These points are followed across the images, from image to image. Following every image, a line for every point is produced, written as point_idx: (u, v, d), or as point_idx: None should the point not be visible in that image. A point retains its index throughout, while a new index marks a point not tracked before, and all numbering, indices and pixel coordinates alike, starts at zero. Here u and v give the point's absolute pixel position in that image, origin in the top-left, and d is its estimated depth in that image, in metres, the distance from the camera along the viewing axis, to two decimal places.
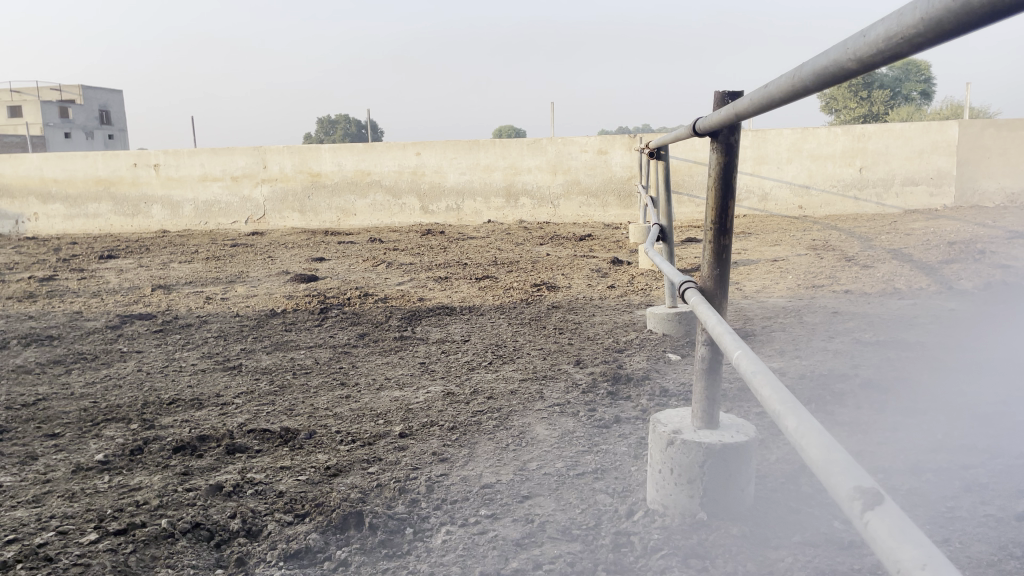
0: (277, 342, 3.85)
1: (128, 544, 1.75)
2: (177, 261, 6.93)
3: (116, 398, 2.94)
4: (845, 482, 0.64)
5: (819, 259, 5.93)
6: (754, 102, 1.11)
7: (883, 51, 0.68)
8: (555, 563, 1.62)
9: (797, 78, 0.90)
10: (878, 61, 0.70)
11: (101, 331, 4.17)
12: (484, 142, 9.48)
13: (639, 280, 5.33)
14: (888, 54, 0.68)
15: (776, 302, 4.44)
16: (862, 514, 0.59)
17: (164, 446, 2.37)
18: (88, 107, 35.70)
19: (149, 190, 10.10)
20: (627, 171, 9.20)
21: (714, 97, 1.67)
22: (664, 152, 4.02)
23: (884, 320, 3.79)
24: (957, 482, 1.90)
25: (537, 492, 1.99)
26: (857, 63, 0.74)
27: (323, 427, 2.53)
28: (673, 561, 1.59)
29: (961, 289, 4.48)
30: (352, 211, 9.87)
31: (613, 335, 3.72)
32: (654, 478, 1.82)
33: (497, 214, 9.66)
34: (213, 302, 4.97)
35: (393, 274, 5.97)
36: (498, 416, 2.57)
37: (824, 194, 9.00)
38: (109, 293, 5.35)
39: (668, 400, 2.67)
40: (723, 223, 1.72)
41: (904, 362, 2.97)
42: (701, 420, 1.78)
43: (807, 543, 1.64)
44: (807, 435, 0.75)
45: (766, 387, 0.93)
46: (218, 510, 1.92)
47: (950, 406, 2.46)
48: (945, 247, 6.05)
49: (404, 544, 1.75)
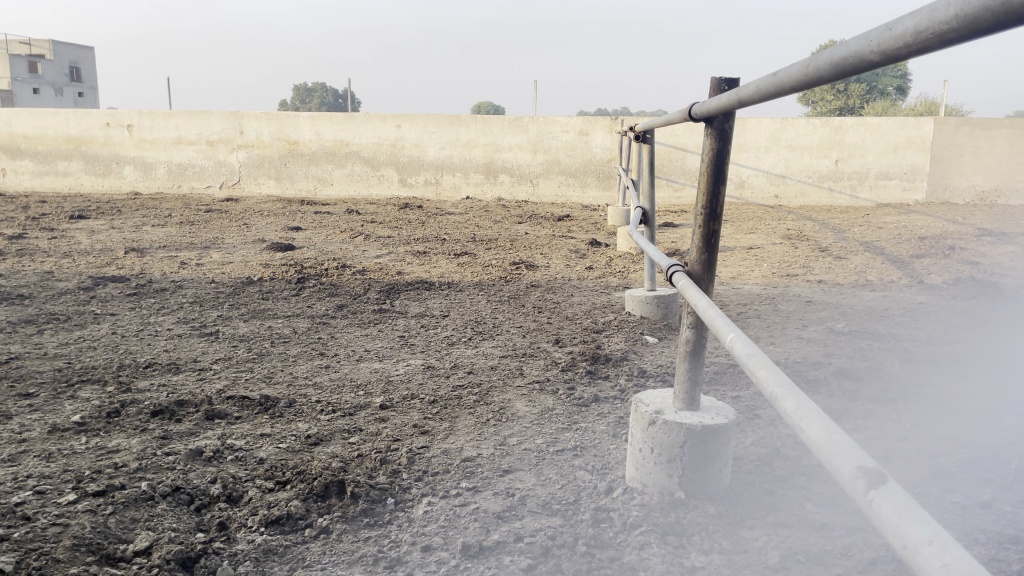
0: (254, 309, 3.82)
1: (108, 505, 1.74)
2: (150, 225, 6.82)
3: (91, 359, 2.91)
4: (846, 462, 0.66)
5: (794, 249, 6.03)
6: (760, 89, 1.12)
7: (909, 45, 0.69)
8: (536, 536, 1.65)
9: (811, 68, 0.91)
10: (902, 54, 0.72)
11: (73, 292, 4.11)
12: (464, 117, 9.43)
13: (617, 262, 5.37)
14: (915, 48, 0.69)
15: (751, 289, 4.50)
16: (867, 493, 0.61)
17: (142, 409, 2.35)
18: (56, 65, 34.75)
19: (120, 150, 9.91)
20: (606, 153, 9.21)
21: (709, 83, 1.68)
22: (649, 135, 4.02)
23: (855, 310, 3.87)
24: (925, 470, 1.96)
25: (517, 466, 2.01)
26: (881, 56, 0.75)
27: (303, 396, 2.53)
28: (651, 537, 1.63)
29: (931, 283, 4.58)
30: (328, 181, 9.79)
31: (592, 315, 3.75)
32: (633, 456, 1.85)
33: (476, 190, 9.63)
34: (187, 267, 4.90)
35: (370, 247, 5.94)
36: (478, 391, 2.59)
37: (800, 184, 9.10)
38: (80, 254, 5.26)
39: (646, 380, 2.71)
40: (714, 209, 1.74)
41: (875, 352, 3.03)
42: (682, 402, 1.81)
43: (780, 523, 1.69)
44: (806, 419, 0.77)
45: (762, 369, 0.95)
46: (199, 475, 1.92)
47: (921, 397, 2.52)
48: (917, 242, 6.17)
49: (386, 514, 1.77)
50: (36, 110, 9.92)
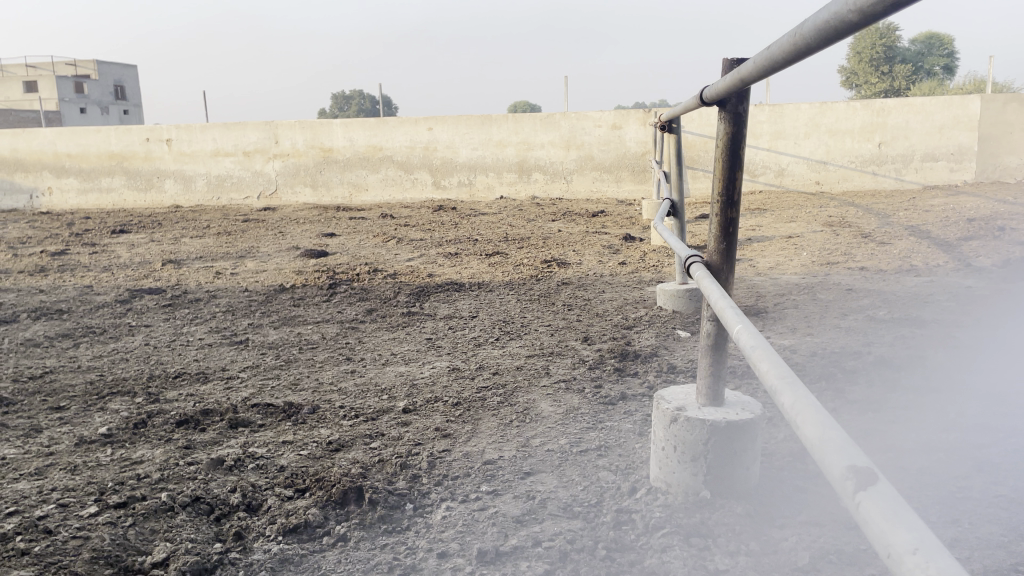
0: (285, 317, 3.84)
1: (128, 517, 1.75)
2: (188, 236, 6.93)
3: (122, 370, 2.95)
4: (837, 461, 0.60)
5: (835, 236, 5.86)
6: (758, 65, 1.07)
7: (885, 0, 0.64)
8: (555, 540, 1.60)
9: (799, 36, 0.86)
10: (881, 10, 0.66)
11: (110, 305, 4.17)
12: (495, 117, 9.40)
13: (651, 256, 5.28)
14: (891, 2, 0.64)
15: (789, 279, 4.38)
16: (855, 495, 0.55)
17: (168, 419, 2.36)
18: (103, 84, 35.77)
19: (161, 164, 10.11)
20: (640, 146, 9.09)
21: (720, 64, 1.62)
22: (676, 125, 3.93)
23: (898, 297, 3.73)
24: (968, 462, 1.86)
25: (539, 468, 1.96)
26: (860, 13, 0.70)
27: (327, 402, 2.52)
28: (674, 540, 1.56)
29: (979, 266, 4.40)
30: (363, 187, 9.85)
31: (623, 311, 3.68)
32: (656, 455, 1.79)
33: (510, 189, 9.59)
34: (222, 277, 4.96)
35: (403, 250, 5.95)
36: (503, 392, 2.55)
37: (841, 169, 8.87)
38: (119, 267, 5.36)
39: (675, 376, 2.63)
40: (731, 196, 1.67)
41: (918, 340, 2.91)
42: (706, 398, 1.75)
43: (811, 522, 1.61)
44: (804, 413, 0.71)
45: (764, 361, 0.89)
46: (219, 484, 1.92)
47: (965, 385, 2.40)
48: (965, 224, 5.94)
49: (404, 520, 1.74)
50: (79, 129, 10.19)
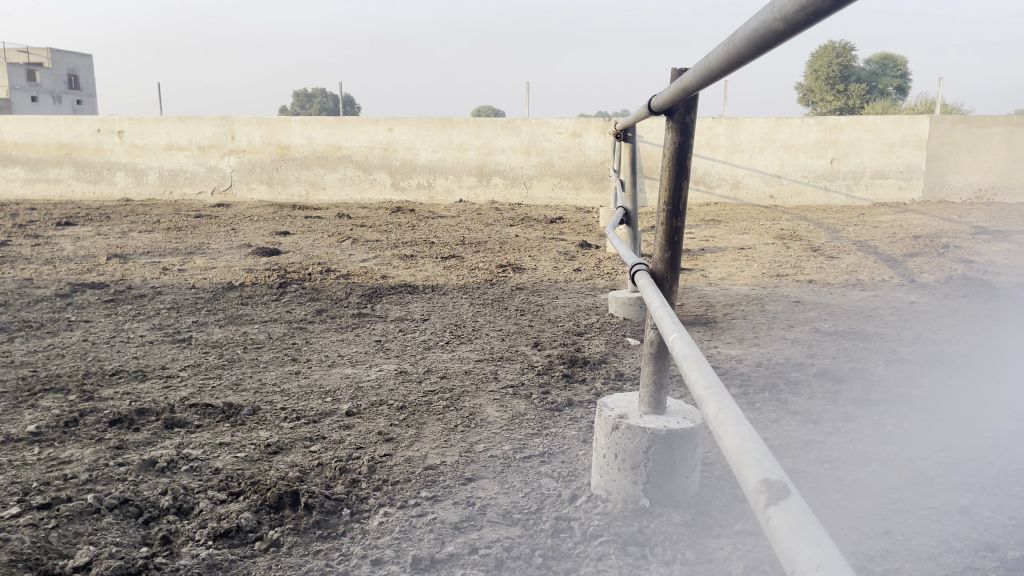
0: (231, 315, 3.75)
1: (51, 519, 1.68)
2: (136, 231, 6.76)
3: (56, 367, 2.85)
4: (752, 474, 0.59)
5: (786, 249, 5.96)
6: (697, 73, 1.09)
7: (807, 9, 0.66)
8: (492, 548, 1.58)
9: (733, 45, 0.88)
10: (805, 18, 0.68)
11: (49, 299, 4.04)
12: (456, 120, 9.38)
13: (606, 264, 5.30)
14: (811, 9, 0.66)
15: (739, 289, 4.43)
16: (765, 509, 0.55)
17: (101, 418, 2.29)
18: (55, 72, 34.88)
19: (111, 157, 9.87)
20: (600, 154, 9.14)
21: (668, 73, 1.63)
22: (630, 134, 3.95)
23: (844, 310, 3.80)
24: (903, 475, 1.89)
25: (481, 474, 1.94)
26: (783, 23, 0.72)
27: (268, 403, 2.47)
28: (612, 548, 1.56)
29: (923, 282, 4.50)
30: (320, 185, 9.74)
31: (575, 318, 3.69)
32: (597, 463, 1.78)
33: (469, 193, 9.56)
34: (169, 273, 4.84)
35: (358, 251, 5.88)
36: (450, 397, 2.52)
37: (795, 184, 9.04)
38: (61, 260, 5.20)
39: (622, 384, 2.64)
40: (676, 205, 1.68)
41: (860, 353, 2.96)
42: (647, 406, 1.75)
43: (747, 532, 1.62)
44: (725, 424, 0.70)
45: (694, 370, 0.89)
46: (150, 486, 1.86)
47: (904, 398, 2.44)
48: (911, 241, 6.10)
49: (339, 525, 1.70)
50: (27, 117, 9.90)
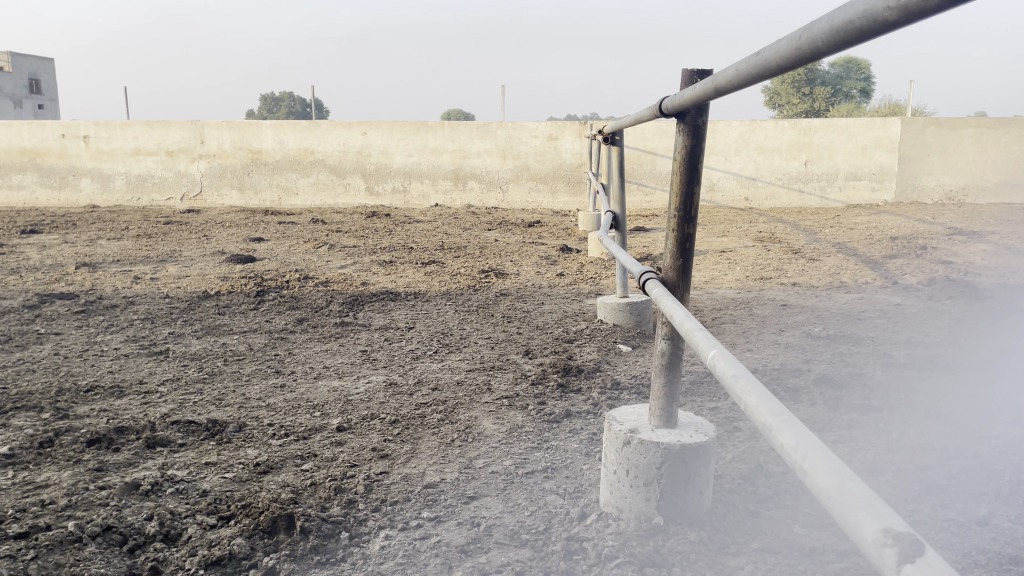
0: (208, 325, 3.63)
1: (29, 549, 1.57)
2: (105, 238, 6.59)
3: (27, 383, 2.71)
4: (868, 523, 0.53)
5: (766, 251, 5.97)
6: (742, 71, 1.02)
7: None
8: (502, 572, 1.51)
9: (805, 38, 0.82)
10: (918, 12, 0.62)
11: (17, 310, 3.88)
12: (431, 123, 9.29)
13: (589, 268, 5.26)
14: None
15: (725, 293, 4.40)
16: (900, 567, 0.49)
17: (77, 438, 2.17)
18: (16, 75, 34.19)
19: (77, 162, 9.64)
20: (576, 158, 9.10)
21: (682, 75, 1.57)
22: (618, 138, 3.88)
23: (833, 314, 3.78)
24: (915, 485, 1.85)
25: (483, 492, 1.86)
26: (898, 11, 0.64)
27: (254, 419, 2.36)
28: (629, 570, 1.49)
29: (906, 284, 4.50)
30: (293, 190, 9.58)
31: (563, 324, 3.62)
32: (607, 478, 1.71)
33: (444, 198, 9.46)
34: (141, 282, 4.69)
35: (335, 257, 5.77)
36: (443, 409, 2.44)
37: (769, 186, 9.10)
38: (28, 270, 5.04)
39: (620, 393, 2.57)
40: (688, 210, 1.61)
41: (856, 358, 2.93)
42: (658, 419, 1.68)
43: (766, 549, 1.56)
44: (811, 459, 0.63)
45: (750, 394, 0.82)
46: (134, 511, 1.75)
47: (905, 405, 2.41)
48: (889, 242, 6.13)
49: (339, 550, 1.62)
50: None
